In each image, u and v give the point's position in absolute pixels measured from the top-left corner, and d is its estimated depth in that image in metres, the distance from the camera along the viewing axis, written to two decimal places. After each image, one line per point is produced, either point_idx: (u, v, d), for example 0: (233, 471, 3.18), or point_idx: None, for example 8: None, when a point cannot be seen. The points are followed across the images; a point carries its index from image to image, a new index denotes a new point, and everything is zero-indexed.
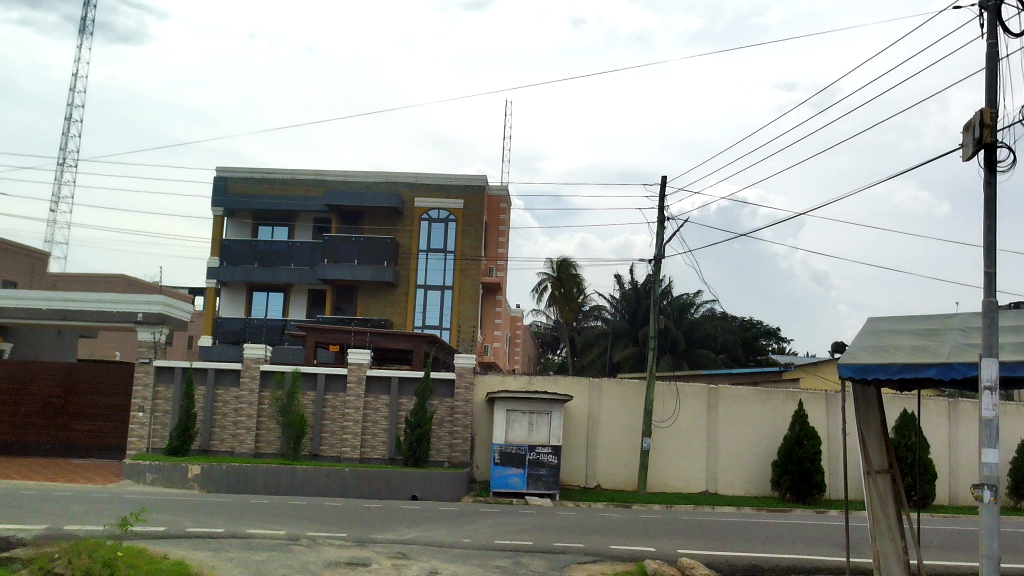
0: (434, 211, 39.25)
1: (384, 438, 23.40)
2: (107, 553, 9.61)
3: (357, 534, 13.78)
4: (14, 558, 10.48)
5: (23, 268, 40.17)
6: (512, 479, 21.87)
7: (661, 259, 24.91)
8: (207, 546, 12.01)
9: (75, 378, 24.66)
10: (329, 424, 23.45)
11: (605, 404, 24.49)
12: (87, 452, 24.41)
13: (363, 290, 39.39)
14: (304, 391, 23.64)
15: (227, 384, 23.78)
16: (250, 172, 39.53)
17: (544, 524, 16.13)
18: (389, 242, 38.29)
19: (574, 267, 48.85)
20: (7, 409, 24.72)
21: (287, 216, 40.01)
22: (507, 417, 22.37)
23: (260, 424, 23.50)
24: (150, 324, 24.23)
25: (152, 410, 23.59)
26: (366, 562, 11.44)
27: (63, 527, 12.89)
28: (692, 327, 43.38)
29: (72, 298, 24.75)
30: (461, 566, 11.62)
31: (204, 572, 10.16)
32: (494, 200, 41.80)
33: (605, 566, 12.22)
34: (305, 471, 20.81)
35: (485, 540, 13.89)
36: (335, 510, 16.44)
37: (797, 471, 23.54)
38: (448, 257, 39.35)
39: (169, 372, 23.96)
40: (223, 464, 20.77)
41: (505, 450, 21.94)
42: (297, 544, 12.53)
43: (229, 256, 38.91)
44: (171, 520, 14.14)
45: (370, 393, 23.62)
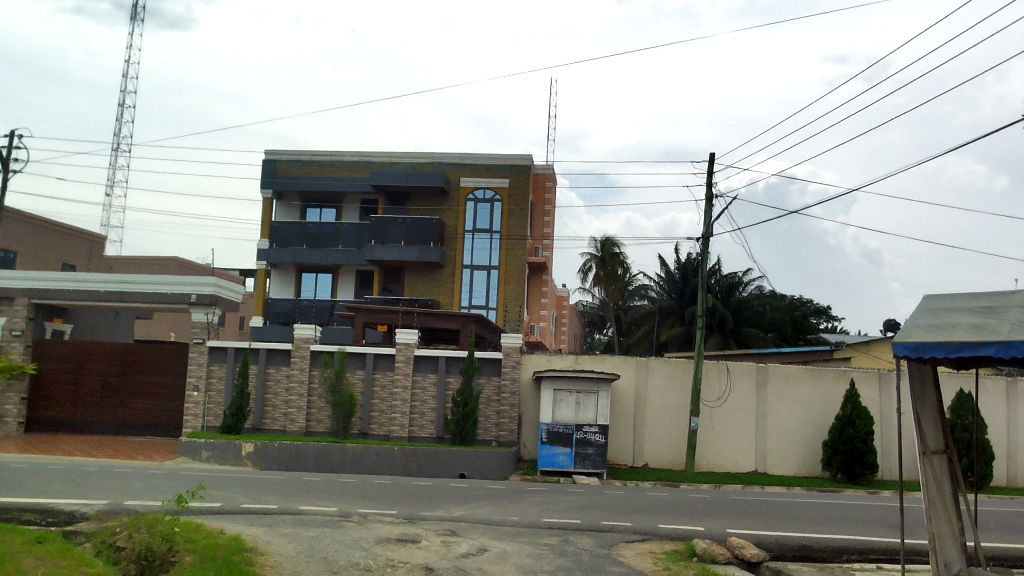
0: (479, 191, 39.36)
1: (432, 417, 23.62)
2: (167, 527, 9.88)
3: (406, 511, 13.96)
4: (77, 531, 10.82)
5: (80, 251, 41.19)
6: (559, 458, 21.96)
7: (709, 238, 24.64)
8: (262, 522, 12.27)
9: (132, 359, 25.24)
10: (377, 403, 23.75)
11: (653, 383, 24.37)
12: (144, 431, 25.14)
13: (410, 271, 39.63)
14: (353, 370, 23.96)
15: (278, 363, 24.19)
16: (298, 154, 40.06)
17: (592, 502, 16.20)
18: (435, 223, 38.40)
19: (617, 246, 48.54)
20: (68, 388, 25.48)
21: (334, 198, 40.25)
22: (555, 395, 22.37)
23: (311, 403, 23.89)
24: (204, 305, 24.78)
25: (206, 388, 24.18)
26: (416, 538, 11.58)
27: (124, 502, 13.30)
28: (740, 306, 42.92)
29: (127, 280, 25.21)
30: (511, 543, 11.72)
31: (259, 548, 10.42)
32: (539, 179, 41.74)
33: (654, 545, 12.20)
34: (354, 448, 21.16)
35: (533, 518, 13.97)
36: (385, 487, 16.65)
37: (848, 451, 23.20)
38: (494, 237, 39.47)
39: (222, 352, 24.50)
40: (275, 442, 21.18)
41: (552, 429, 21.99)
42: (348, 521, 12.72)
43: (278, 238, 39.37)
44: (227, 496, 14.47)
45: (418, 372, 23.84)
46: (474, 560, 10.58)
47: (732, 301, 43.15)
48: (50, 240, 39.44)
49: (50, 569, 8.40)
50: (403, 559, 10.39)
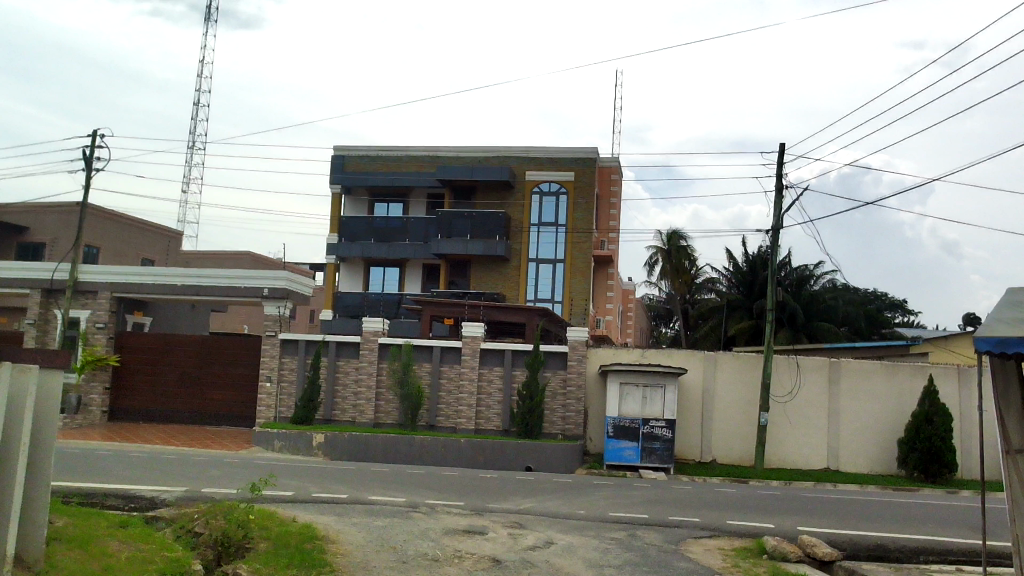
0: (545, 184, 39.33)
1: (498, 410, 23.74)
2: (242, 514, 10.17)
3: (473, 503, 14.07)
4: (158, 517, 11.22)
5: (158, 246, 42.57)
6: (625, 452, 21.86)
7: (779, 230, 24.15)
8: (332, 511, 12.51)
9: (208, 350, 25.97)
10: (445, 396, 23.98)
11: (721, 377, 24.03)
12: (219, 421, 25.88)
13: (477, 264, 39.85)
14: (421, 363, 24.22)
15: (348, 356, 24.62)
16: (366, 150, 40.59)
17: (659, 497, 16.07)
18: (501, 217, 38.51)
19: (684, 239, 47.99)
20: (148, 379, 26.38)
21: (401, 193, 40.68)
22: (621, 389, 22.23)
23: (379, 395, 24.25)
24: (276, 298, 25.34)
25: (279, 380, 24.75)
26: (483, 530, 11.67)
27: (201, 489, 13.73)
28: (811, 301, 41.92)
29: (203, 275, 25.97)
30: (577, 537, 11.71)
31: (330, 536, 10.64)
32: (605, 171, 41.46)
33: (722, 541, 12.04)
34: (422, 440, 21.42)
35: (599, 512, 13.93)
36: (452, 479, 16.82)
37: (925, 449, 22.50)
38: (560, 230, 39.42)
39: (294, 344, 25.03)
40: (345, 433, 21.57)
41: (619, 423, 21.89)
42: (417, 512, 12.88)
43: (347, 232, 40.01)
44: (299, 485, 14.81)
45: (484, 365, 23.97)
46: (541, 552, 10.60)
47: (803, 295, 42.21)
48: (129, 236, 40.85)
49: (134, 552, 8.74)
50: (471, 550, 10.47)
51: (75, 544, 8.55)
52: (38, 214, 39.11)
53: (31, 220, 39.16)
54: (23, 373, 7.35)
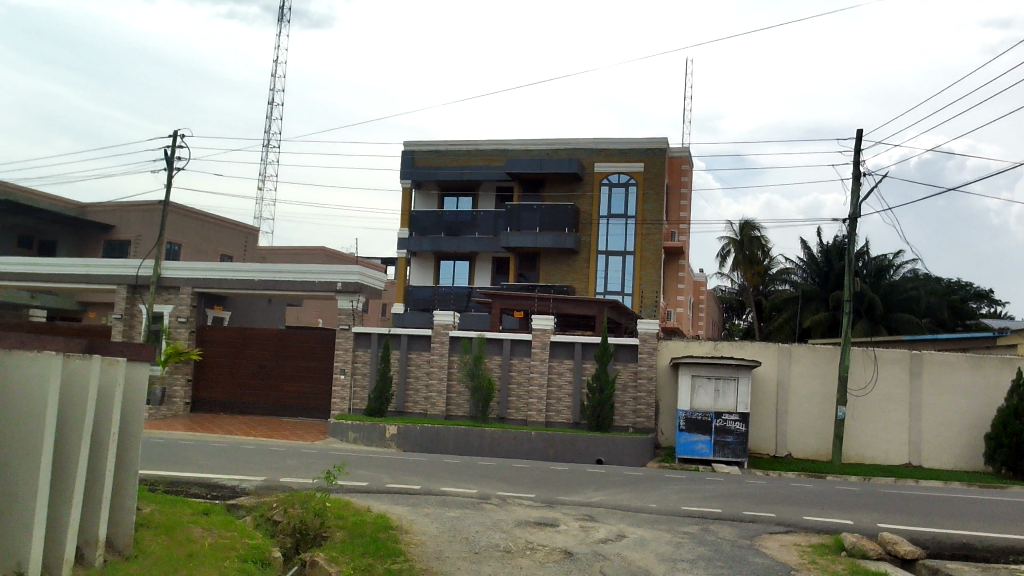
0: (614, 175, 39.06)
1: (569, 403, 23.72)
2: (318, 502, 10.43)
3: (544, 495, 14.12)
4: (239, 504, 11.57)
5: (236, 242, 43.77)
6: (698, 446, 21.60)
7: (857, 218, 23.48)
8: (406, 501, 12.71)
9: (285, 344, 26.61)
10: (515, 388, 24.08)
11: (797, 370, 23.53)
12: (296, 412, 26.52)
13: (546, 257, 39.84)
14: (491, 356, 24.35)
15: (419, 349, 24.90)
16: (436, 145, 40.96)
17: (732, 491, 15.84)
18: (570, 209, 38.43)
19: (757, 229, 47.07)
20: (228, 371, 27.18)
21: (470, 186, 40.91)
22: (692, 382, 21.98)
23: (451, 388, 24.50)
24: (349, 292, 25.84)
25: (353, 372, 25.22)
26: (555, 523, 11.69)
27: (280, 478, 14.09)
28: (891, 291, 40.71)
29: (278, 270, 26.61)
30: (650, 530, 11.63)
31: (404, 526, 10.82)
32: (675, 162, 41.03)
33: (799, 537, 11.79)
34: (493, 432, 21.56)
35: (672, 505, 13.80)
36: (523, 471, 16.90)
37: (1014, 445, 21.61)
38: (630, 222, 39.10)
39: (367, 337, 25.45)
40: (418, 425, 21.86)
41: (691, 416, 21.64)
42: (488, 503, 12.98)
43: (418, 226, 40.45)
44: (373, 476, 15.07)
45: (554, 357, 23.96)
46: (612, 545, 10.56)
47: (881, 285, 41.02)
48: (208, 233, 42.10)
49: (216, 538, 9.02)
50: (543, 542, 10.51)
51: (162, 530, 8.88)
52: (124, 212, 40.63)
53: (116, 219, 40.71)
54: (112, 365, 7.62)
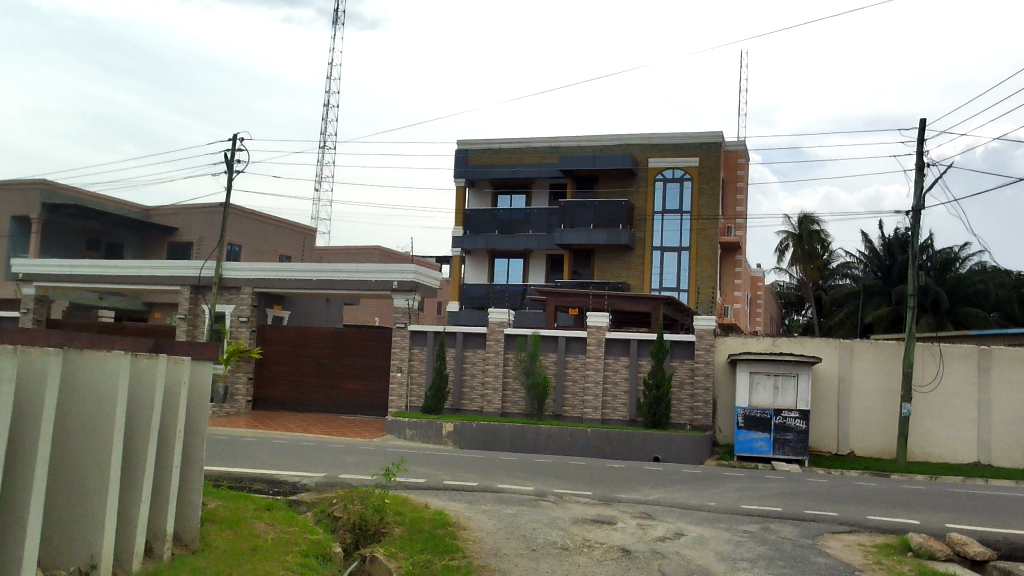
0: (669, 170, 38.70)
1: (625, 400, 23.59)
2: (377, 498, 10.57)
3: (601, 492, 14.06)
4: (300, 500, 11.78)
5: (294, 243, 44.54)
6: (757, 443, 21.29)
7: (921, 210, 22.86)
8: (463, 498, 12.79)
9: (342, 342, 26.98)
10: (570, 385, 24.03)
11: (859, 366, 23.02)
12: (353, 410, 26.87)
13: (600, 254, 39.67)
14: (546, 353, 24.35)
15: (475, 346, 25.01)
16: (489, 143, 41.08)
17: (793, 490, 15.57)
18: (624, 206, 38.20)
19: (817, 223, 46.14)
20: (288, 369, 27.67)
21: (524, 184, 40.92)
22: (751, 378, 21.66)
23: (506, 385, 24.55)
24: (405, 291, 26.14)
25: (409, 370, 25.44)
26: (612, 520, 11.63)
27: (339, 475, 14.30)
28: (956, 285, 39.60)
29: (335, 269, 27.01)
30: (709, 529, 11.49)
31: (462, 522, 10.86)
32: (731, 156, 40.45)
33: (863, 537, 11.53)
34: (548, 429, 21.55)
35: (731, 504, 13.62)
36: (580, 468, 16.86)
37: None
38: (685, 218, 38.71)
39: (423, 335, 25.65)
40: (473, 422, 21.98)
41: (749, 414, 21.34)
42: (545, 500, 12.98)
43: (472, 225, 40.61)
44: (431, 472, 15.18)
45: (610, 354, 23.85)
46: (671, 544, 10.47)
47: (946, 279, 39.94)
48: (268, 234, 42.91)
49: (279, 533, 9.20)
50: (600, 540, 10.47)
51: (227, 524, 9.10)
52: (186, 215, 41.64)
53: (179, 222, 41.74)
54: (178, 364, 7.84)
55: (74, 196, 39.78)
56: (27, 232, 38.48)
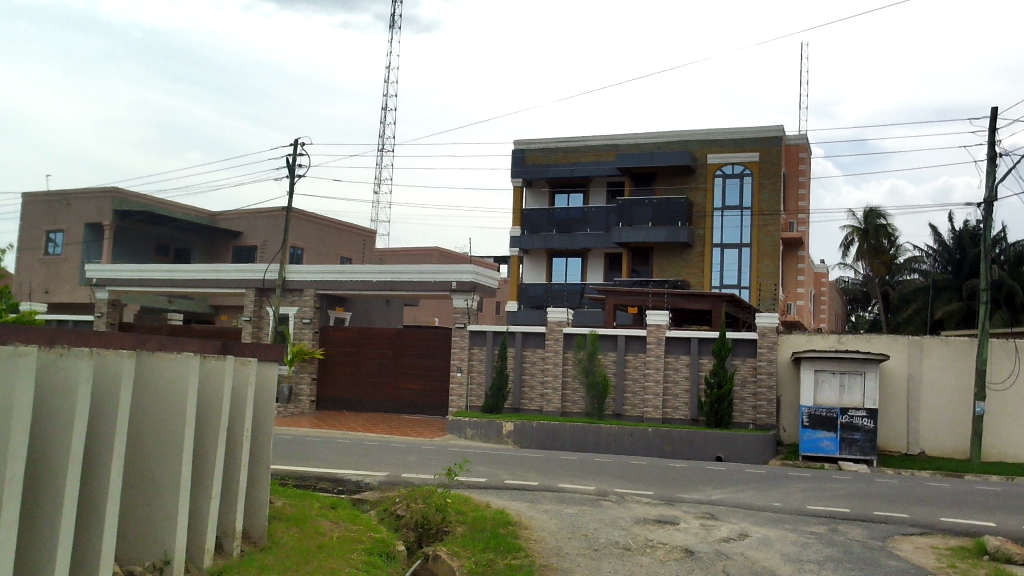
0: (728, 166, 38.15)
1: (686, 399, 23.35)
2: (439, 498, 10.65)
3: (663, 492, 13.94)
4: (364, 499, 11.92)
5: (354, 245, 45.19)
6: (823, 443, 20.87)
7: (993, 202, 22.09)
8: (524, 498, 12.81)
9: (403, 342, 27.27)
10: (630, 384, 23.88)
11: (929, 363, 22.37)
12: (415, 409, 27.12)
13: (659, 252, 39.33)
14: (606, 352, 24.24)
15: (534, 346, 25.03)
16: (546, 142, 41.04)
17: (862, 490, 15.22)
18: (683, 202, 37.78)
19: (883, 216, 44.94)
20: (351, 369, 28.08)
21: (581, 182, 40.79)
22: (816, 377, 21.23)
23: (566, 384, 24.52)
24: (464, 291, 26.32)
25: (469, 370, 25.59)
26: (675, 520, 11.53)
27: (402, 474, 14.47)
28: None
29: (395, 271, 27.32)
30: (774, 530, 11.30)
31: (523, 522, 10.88)
32: (792, 150, 39.65)
33: (935, 540, 11.20)
34: (609, 429, 21.46)
35: (797, 505, 13.37)
36: (641, 468, 16.73)
37: None
38: (745, 214, 38.15)
39: (482, 335, 25.77)
40: (533, 422, 22.02)
41: (814, 413, 20.92)
42: (607, 500, 12.92)
43: (530, 224, 40.65)
44: (492, 472, 15.23)
45: (670, 353, 23.63)
46: (735, 544, 10.33)
47: (1022, 273, 38.58)
48: (328, 236, 43.60)
49: (344, 531, 9.34)
50: (663, 540, 10.40)
51: (294, 523, 9.27)
52: (250, 219, 42.53)
53: (243, 226, 42.67)
54: (244, 365, 8.03)
55: (143, 203, 40.99)
56: (100, 238, 39.77)
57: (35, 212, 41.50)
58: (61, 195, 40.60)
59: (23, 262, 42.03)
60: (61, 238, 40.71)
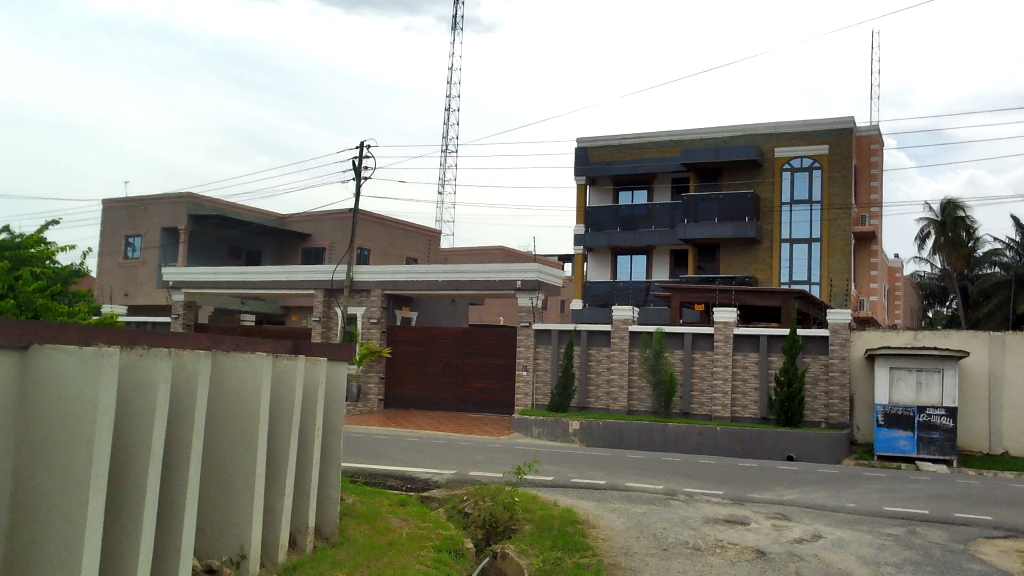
0: (797, 159, 37.36)
1: (755, 397, 22.96)
2: (507, 496, 10.71)
3: (733, 492, 13.73)
4: (432, 496, 12.04)
5: (419, 245, 45.66)
6: (899, 442, 20.29)
7: None
8: (592, 496, 12.77)
9: (470, 340, 27.43)
10: (698, 382, 23.59)
11: (1012, 360, 21.51)
12: (482, 408, 27.26)
13: (726, 248, 38.75)
14: (672, 350, 23.99)
15: (599, 344, 24.91)
16: (609, 139, 40.79)
17: (941, 491, 14.73)
18: (750, 197, 37.14)
19: (962, 208, 43.41)
20: (418, 368, 28.38)
21: (645, 179, 40.42)
22: (891, 374, 20.67)
23: (632, 383, 24.34)
24: (529, 290, 26.36)
25: (535, 368, 25.62)
26: (745, 521, 11.34)
27: (470, 472, 14.57)
28: None
29: (460, 270, 27.52)
30: (849, 531, 11.03)
31: (591, 521, 10.83)
32: (863, 142, 38.60)
33: (1020, 543, 10.78)
34: (677, 428, 21.25)
35: (872, 505, 13.03)
36: (711, 468, 16.50)
37: None
38: (815, 208, 37.34)
39: (547, 333, 25.77)
40: (600, 420, 21.92)
41: (890, 411, 20.36)
42: (675, 499, 12.78)
43: (594, 222, 40.47)
44: (559, 471, 15.22)
45: (739, 351, 23.26)
46: (809, 546, 10.11)
47: None
48: (395, 237, 44.15)
49: (413, 528, 9.46)
50: (734, 540, 10.24)
51: (365, 519, 9.43)
52: (318, 221, 43.33)
53: (312, 228, 43.51)
54: (315, 364, 8.21)
55: (216, 207, 42.11)
56: (176, 242, 41.05)
57: (115, 218, 43.03)
58: (139, 201, 42.02)
59: (104, 266, 43.64)
60: (139, 243, 42.13)
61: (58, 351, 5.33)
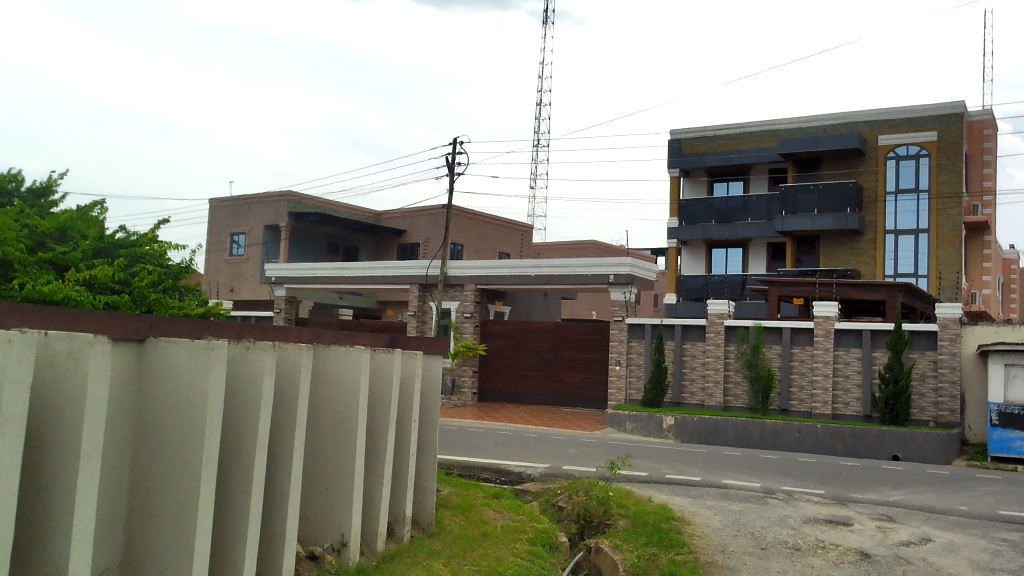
0: (902, 147, 35.90)
1: (858, 394, 22.18)
2: (601, 490, 10.71)
3: (835, 491, 13.33)
4: (527, 489, 12.11)
5: (512, 241, 45.94)
6: (1015, 443, 19.20)
7: None
8: (687, 493, 12.59)
9: (563, 335, 27.44)
10: (797, 378, 22.95)
11: None
12: (575, 402, 27.22)
13: (826, 240, 37.57)
14: (770, 345, 23.42)
15: (694, 339, 24.53)
16: (703, 130, 40.04)
17: None
18: (852, 187, 35.83)
19: None
20: (511, 362, 28.56)
21: (741, 170, 39.48)
22: (1006, 371, 19.63)
23: (728, 378, 23.87)
24: (621, 284, 26.13)
25: (628, 363, 25.44)
26: (848, 522, 10.97)
27: (563, 466, 14.60)
28: None
29: (552, 265, 27.54)
30: (960, 535, 10.55)
31: (686, 517, 10.69)
32: (974, 127, 36.64)
33: None
34: (775, 425, 20.75)
35: (985, 509, 12.43)
36: (810, 466, 16.05)
37: None
38: (922, 197, 35.88)
39: (640, 328, 25.53)
40: (694, 416, 21.57)
41: (1005, 410, 19.35)
42: (773, 498, 12.47)
43: (687, 215, 39.76)
44: (653, 466, 15.08)
45: (840, 346, 22.51)
46: (916, 549, 9.72)
47: None
48: (488, 233, 44.55)
49: (507, 520, 9.54)
50: (836, 541, 9.94)
51: (461, 511, 9.57)
52: (413, 218, 44.10)
53: (407, 224, 44.32)
54: (411, 358, 8.38)
55: (315, 206, 43.37)
56: (278, 239, 42.47)
57: (222, 217, 44.81)
58: (243, 200, 43.65)
59: (211, 262, 45.53)
60: (243, 240, 43.78)
61: (171, 345, 5.58)
